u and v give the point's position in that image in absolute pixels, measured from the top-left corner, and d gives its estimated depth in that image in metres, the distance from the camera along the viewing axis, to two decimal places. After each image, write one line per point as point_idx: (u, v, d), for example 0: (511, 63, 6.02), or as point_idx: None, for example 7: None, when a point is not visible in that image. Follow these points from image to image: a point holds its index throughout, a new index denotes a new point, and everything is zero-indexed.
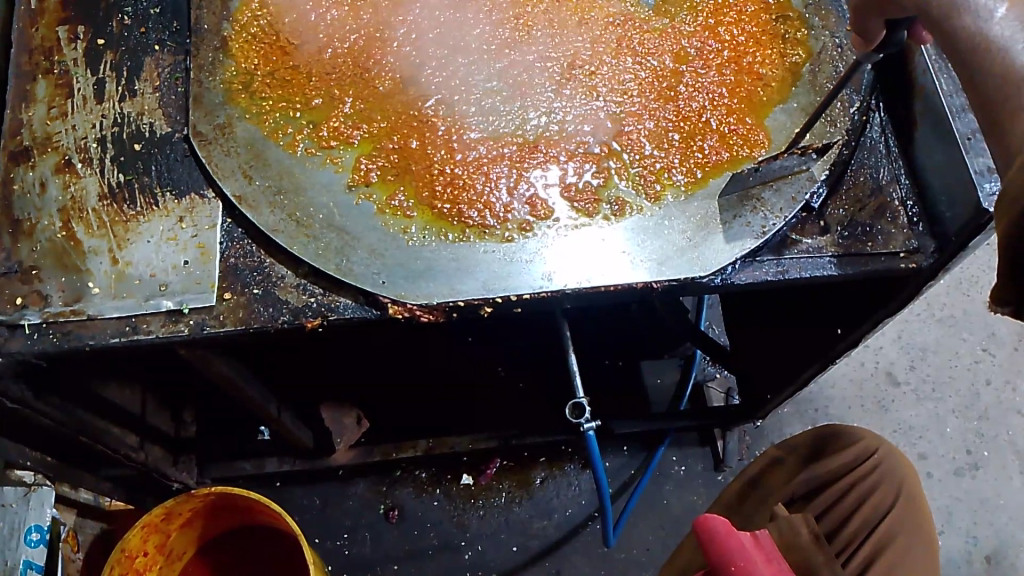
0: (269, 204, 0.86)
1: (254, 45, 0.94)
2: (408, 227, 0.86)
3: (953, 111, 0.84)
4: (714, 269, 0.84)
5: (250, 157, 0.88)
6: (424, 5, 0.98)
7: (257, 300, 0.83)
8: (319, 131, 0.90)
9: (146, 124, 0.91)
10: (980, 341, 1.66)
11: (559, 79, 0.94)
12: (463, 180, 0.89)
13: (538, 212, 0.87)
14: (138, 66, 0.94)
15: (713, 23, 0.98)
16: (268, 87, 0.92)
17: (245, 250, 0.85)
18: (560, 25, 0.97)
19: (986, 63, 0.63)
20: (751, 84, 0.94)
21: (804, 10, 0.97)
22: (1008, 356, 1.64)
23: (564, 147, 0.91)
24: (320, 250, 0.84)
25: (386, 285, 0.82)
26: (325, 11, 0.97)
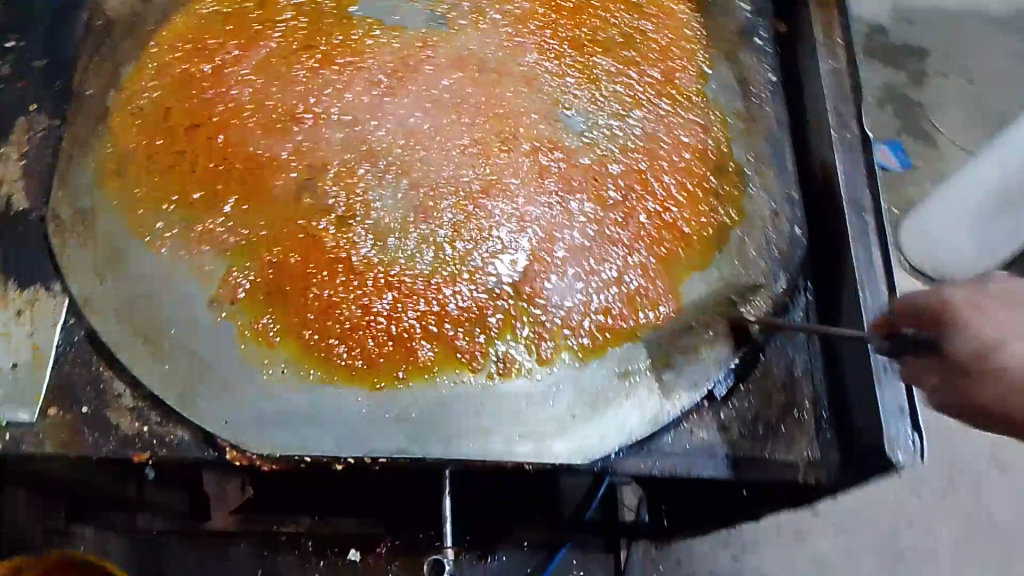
0: (118, 313, 0.77)
1: (138, 119, 0.85)
2: (268, 357, 0.78)
3: (870, 332, 0.78)
4: (594, 456, 0.76)
5: (108, 255, 0.80)
6: (335, 97, 0.89)
7: (84, 421, 0.75)
8: (191, 231, 0.82)
9: (4, 196, 0.82)
10: (908, 481, 1.58)
11: (467, 207, 0.86)
12: (341, 309, 0.81)
13: (415, 358, 0.80)
14: (8, 128, 0.85)
15: (647, 165, 0.89)
16: (144, 172, 0.83)
17: (83, 359, 0.77)
18: (480, 140, 0.89)
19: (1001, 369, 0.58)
20: (671, 243, 0.86)
21: (744, 164, 0.89)
22: (933, 499, 1.58)
23: (463, 286, 0.83)
24: (166, 373, 0.76)
25: (226, 425, 0.74)
26: (225, 89, 0.88)
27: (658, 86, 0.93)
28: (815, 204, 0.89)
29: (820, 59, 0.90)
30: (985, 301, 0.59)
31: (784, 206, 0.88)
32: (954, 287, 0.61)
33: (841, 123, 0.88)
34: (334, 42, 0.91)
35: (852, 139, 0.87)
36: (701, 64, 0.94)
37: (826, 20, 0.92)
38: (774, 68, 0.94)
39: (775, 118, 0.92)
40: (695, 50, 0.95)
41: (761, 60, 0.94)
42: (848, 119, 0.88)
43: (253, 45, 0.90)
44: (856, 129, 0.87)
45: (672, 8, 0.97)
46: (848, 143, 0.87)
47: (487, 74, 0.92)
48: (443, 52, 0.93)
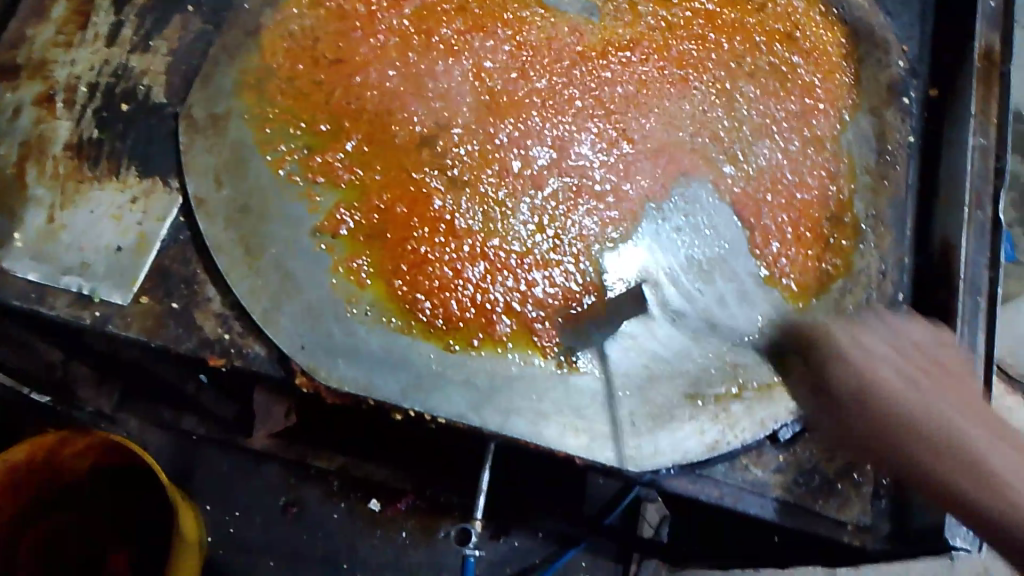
0: (226, 219, 0.80)
1: (286, 41, 0.88)
2: (355, 295, 0.79)
3: None
4: (647, 467, 0.76)
5: (228, 162, 0.82)
6: (475, 64, 0.90)
7: (171, 315, 0.77)
8: (311, 159, 0.84)
9: (145, 86, 0.85)
10: None
11: (579, 196, 0.86)
12: (431, 266, 0.82)
13: (492, 329, 0.80)
14: (163, 21, 0.88)
15: (763, 198, 0.88)
16: (281, 93, 0.86)
17: (182, 256, 0.79)
18: (603, 135, 0.89)
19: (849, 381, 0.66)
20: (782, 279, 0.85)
21: (862, 220, 0.88)
22: None
23: (560, 269, 0.83)
24: (256, 287, 0.78)
25: (302, 350, 0.76)
26: (373, 33, 0.90)
27: (795, 122, 0.91)
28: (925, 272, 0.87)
29: (968, 135, 0.87)
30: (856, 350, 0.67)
31: (893, 271, 0.86)
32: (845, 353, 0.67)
33: (976, 204, 0.86)
34: (488, 11, 0.92)
35: (983, 221, 0.85)
36: (843, 110, 0.92)
37: (986, 96, 0.89)
38: (915, 130, 0.92)
39: (904, 182, 0.89)
40: (840, 95, 0.93)
41: (904, 120, 0.92)
42: (985, 201, 0.85)
43: None
44: (990, 211, 0.85)
45: (830, 48, 0.95)
46: (977, 222, 0.85)
47: (628, 74, 0.92)
48: (591, 42, 0.92)
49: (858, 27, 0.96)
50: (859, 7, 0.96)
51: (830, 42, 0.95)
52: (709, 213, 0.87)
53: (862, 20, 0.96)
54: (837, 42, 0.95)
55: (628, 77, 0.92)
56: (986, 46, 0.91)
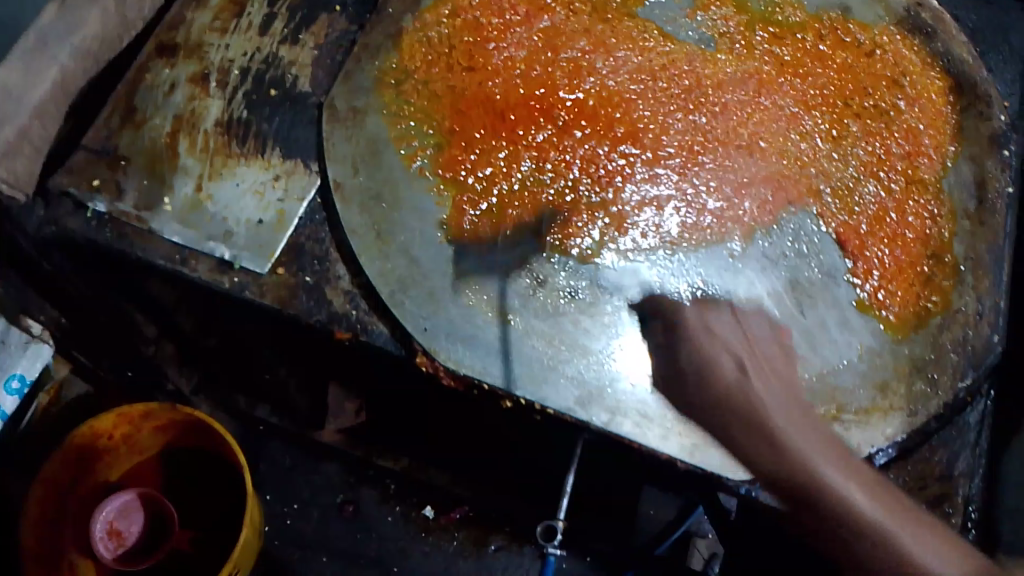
0: (360, 205, 0.84)
1: (424, 47, 0.93)
2: (475, 285, 0.83)
3: None
4: (744, 477, 0.78)
5: (366, 152, 0.87)
6: (597, 80, 0.96)
7: (303, 289, 0.82)
8: (441, 156, 0.88)
9: (291, 75, 0.91)
10: None
11: (691, 214, 0.91)
12: (545, 266, 0.86)
13: (604, 331, 0.84)
14: (311, 19, 0.94)
15: (865, 230, 0.91)
16: (416, 93, 0.91)
17: (317, 235, 0.84)
18: (713, 161, 0.94)
19: (725, 393, 0.77)
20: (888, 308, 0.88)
21: (962, 262, 0.91)
22: None
23: (671, 281, 0.87)
24: (386, 270, 0.82)
25: (425, 332, 0.80)
26: (505, 45, 0.95)
27: (899, 163, 0.95)
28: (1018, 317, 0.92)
29: None
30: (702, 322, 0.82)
31: (990, 313, 0.88)
32: (767, 388, 0.77)
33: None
34: (614, 34, 0.99)
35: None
36: (946, 156, 0.96)
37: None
38: (1013, 181, 0.95)
39: (1004, 231, 0.92)
40: (944, 141, 0.97)
41: (1004, 171, 0.95)
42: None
43: (540, 14, 0.98)
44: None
45: (936, 95, 0.99)
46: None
47: (741, 103, 0.97)
48: (707, 73, 0.98)
49: (962, 80, 1.00)
50: (963, 62, 1.01)
51: (935, 91, 0.99)
52: (812, 237, 0.91)
53: (966, 74, 1.00)
54: (942, 91, 0.99)
55: (740, 106, 0.97)
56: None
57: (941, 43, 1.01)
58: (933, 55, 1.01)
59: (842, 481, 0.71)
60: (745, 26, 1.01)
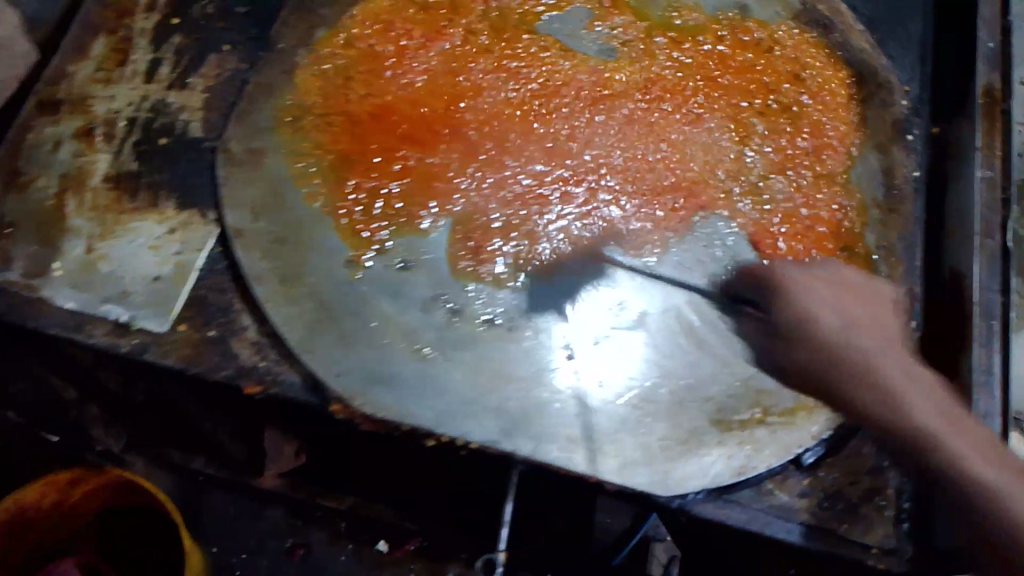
0: (263, 249, 0.82)
1: (320, 80, 0.91)
2: (390, 323, 0.81)
3: None
4: (675, 492, 0.78)
5: (266, 194, 0.84)
6: (500, 99, 0.95)
7: (209, 343, 0.79)
8: (343, 191, 0.86)
9: (182, 121, 0.88)
10: None
11: (604, 226, 0.90)
12: (460, 296, 0.84)
13: (524, 357, 0.82)
14: (200, 60, 0.91)
15: (779, 229, 0.91)
16: (314, 128, 0.88)
17: (220, 285, 0.81)
18: (621, 171, 0.93)
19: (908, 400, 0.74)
20: None
21: (875, 252, 0.91)
22: None
23: (588, 297, 0.86)
24: (293, 316, 0.80)
25: (338, 378, 0.78)
26: (403, 73, 0.93)
27: (807, 157, 0.95)
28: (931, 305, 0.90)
29: (976, 168, 0.91)
30: (809, 282, 0.83)
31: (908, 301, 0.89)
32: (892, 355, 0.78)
33: (985, 233, 0.89)
34: (514, 52, 0.97)
35: (994, 248, 0.88)
36: (853, 147, 0.96)
37: (990, 132, 0.94)
38: (920, 166, 0.96)
39: (913, 218, 0.93)
40: (847, 132, 0.97)
41: (910, 157, 0.96)
42: (994, 229, 0.88)
43: (437, 37, 0.96)
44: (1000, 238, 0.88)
45: (838, 86, 0.99)
46: (990, 249, 0.88)
47: (646, 112, 0.97)
48: (610, 83, 0.97)
49: (863, 70, 1.00)
50: (863, 51, 1.02)
51: (837, 82, 0.99)
52: (726, 241, 0.90)
53: (866, 63, 1.01)
54: (844, 82, 1.00)
55: (645, 115, 0.96)
56: (986, 86, 0.96)
57: (839, 34, 1.02)
58: (832, 47, 1.01)
59: (937, 428, 0.72)
60: (646, 34, 1.00)
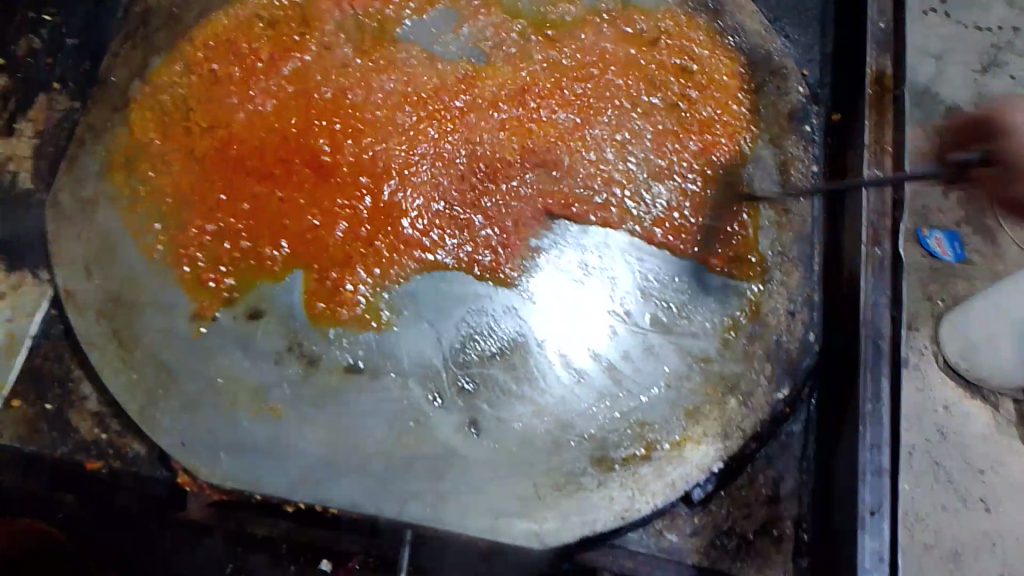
0: (98, 311, 0.76)
1: (158, 115, 0.84)
2: (238, 382, 0.75)
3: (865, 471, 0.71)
4: (551, 542, 0.72)
5: (100, 250, 0.79)
6: (357, 117, 0.86)
7: (45, 419, 0.75)
8: (185, 238, 0.80)
9: (10, 172, 0.82)
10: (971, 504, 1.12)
11: (475, 252, 0.83)
12: (317, 343, 0.77)
13: (388, 405, 0.76)
14: (29, 103, 0.85)
15: (662, 241, 0.85)
16: (153, 169, 0.82)
17: (54, 353, 0.76)
18: (495, 186, 0.86)
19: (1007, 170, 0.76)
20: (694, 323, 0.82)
21: (769, 257, 0.85)
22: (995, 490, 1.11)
23: (459, 333, 0.80)
24: (132, 382, 0.74)
25: (182, 449, 0.72)
26: (250, 98, 0.86)
27: (694, 159, 0.89)
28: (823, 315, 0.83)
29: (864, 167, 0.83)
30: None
31: (803, 309, 0.83)
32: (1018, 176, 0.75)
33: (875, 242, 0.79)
34: (373, 65, 0.89)
35: (882, 258, 0.77)
36: (743, 143, 0.90)
37: (880, 125, 0.84)
38: (819, 159, 0.89)
39: (810, 215, 0.86)
40: (740, 127, 0.90)
41: (808, 150, 0.89)
42: (888, 235, 0.78)
43: (287, 55, 0.88)
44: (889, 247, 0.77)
45: (728, 78, 0.92)
46: (875, 262, 0.77)
47: (523, 119, 0.89)
48: (480, 89, 0.89)
49: (756, 55, 0.93)
50: (756, 35, 0.93)
51: (726, 72, 0.92)
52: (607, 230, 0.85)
53: (759, 47, 0.93)
54: (734, 71, 0.92)
55: (523, 123, 0.89)
56: (877, 71, 0.85)
57: (728, 17, 0.94)
58: (720, 34, 0.93)
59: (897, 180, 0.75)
60: (519, 33, 0.92)
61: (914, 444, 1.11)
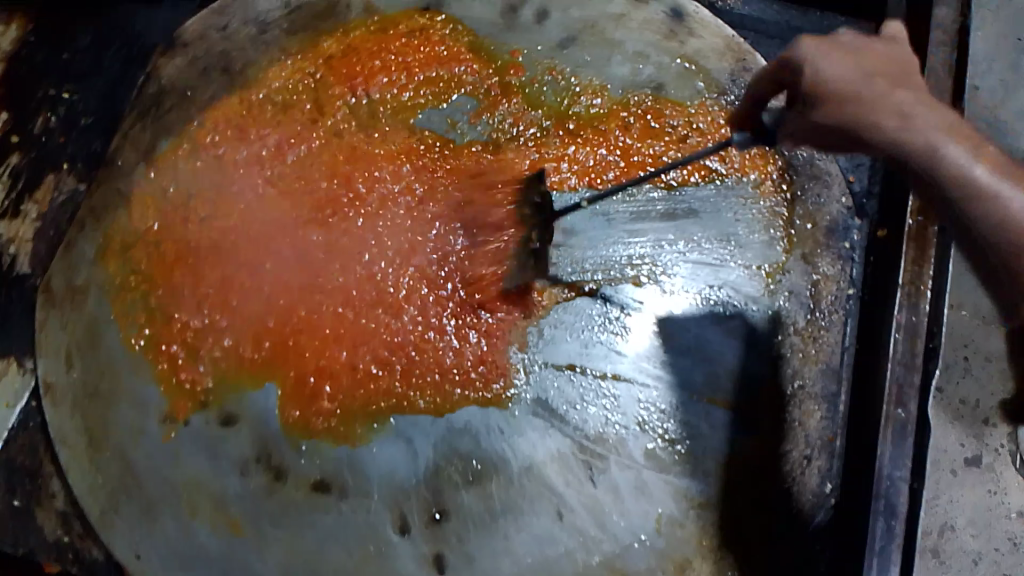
0: (72, 406, 0.76)
1: (157, 201, 0.82)
2: (199, 493, 0.73)
3: None
4: None
5: (83, 340, 0.78)
6: (359, 211, 0.83)
7: (13, 512, 0.76)
8: (166, 331, 0.78)
9: (11, 254, 0.83)
10: None
11: (463, 363, 0.78)
12: (286, 455, 0.74)
13: (352, 528, 0.73)
14: (37, 182, 0.86)
15: (667, 363, 0.78)
16: (145, 257, 0.80)
17: (30, 447, 0.77)
18: (495, 289, 0.80)
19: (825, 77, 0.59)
20: (701, 459, 0.75)
21: (789, 392, 0.77)
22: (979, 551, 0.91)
23: (437, 455, 0.75)
24: (96, 484, 0.74)
25: (138, 559, 0.73)
26: (250, 186, 0.83)
27: (712, 274, 0.81)
28: (843, 461, 0.78)
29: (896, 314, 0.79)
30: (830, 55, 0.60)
31: (821, 454, 0.77)
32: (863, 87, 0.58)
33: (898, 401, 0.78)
34: (383, 155, 0.85)
35: (904, 420, 0.77)
36: (773, 258, 0.81)
37: (917, 263, 0.80)
38: (854, 281, 0.82)
39: (840, 346, 0.80)
40: (769, 239, 0.82)
41: (844, 270, 0.82)
42: (910, 398, 0.77)
43: (293, 142, 0.85)
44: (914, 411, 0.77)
45: (761, 182, 0.84)
46: (897, 424, 0.77)
47: (521, 220, 0.81)
48: (491, 184, 0.84)
49: (797, 155, 0.85)
50: None
51: (760, 176, 0.84)
52: (607, 338, 0.79)
53: (802, 146, 0.85)
54: (770, 176, 0.84)
55: (518, 224, 0.81)
56: (922, 202, 0.82)
57: None
58: None
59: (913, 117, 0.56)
60: (539, 125, 0.87)
61: (981, 552, 0.90)
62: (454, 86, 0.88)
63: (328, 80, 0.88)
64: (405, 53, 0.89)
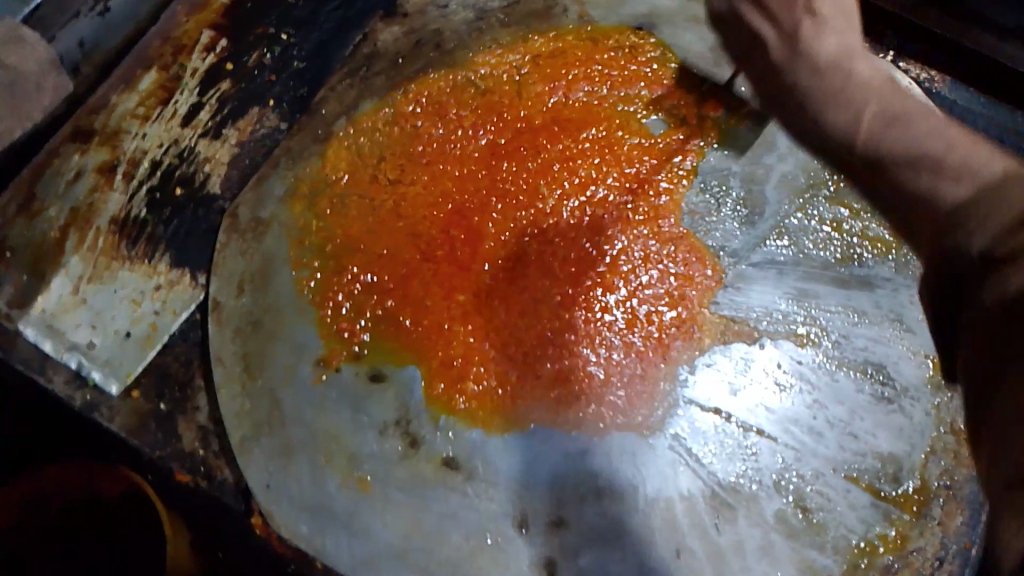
0: (235, 330, 0.78)
1: (352, 155, 0.85)
2: (336, 444, 0.75)
3: None
4: None
5: (257, 272, 0.80)
6: (540, 209, 0.84)
7: (156, 417, 0.77)
8: (336, 281, 0.80)
9: (204, 174, 0.86)
10: None
11: (616, 376, 0.78)
12: (425, 426, 0.76)
13: (473, 514, 0.73)
14: (240, 112, 0.88)
15: (817, 428, 0.77)
16: (331, 207, 0.83)
17: (185, 358, 0.80)
18: (660, 314, 0.80)
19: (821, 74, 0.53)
20: (838, 529, 0.74)
21: (935, 490, 0.76)
22: None
23: (574, 463, 0.75)
24: (242, 411, 0.76)
25: (265, 490, 0.73)
26: (441, 161, 0.85)
27: (880, 352, 0.80)
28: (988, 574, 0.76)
29: None
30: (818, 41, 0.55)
31: (954, 560, 0.75)
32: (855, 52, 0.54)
33: None
34: (572, 159, 0.86)
35: None
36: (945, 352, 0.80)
37: None
38: None
39: None
40: None
41: None
42: None
43: (488, 128, 0.87)
44: None
45: None
46: None
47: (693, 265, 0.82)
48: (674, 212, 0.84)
49: None
50: None
51: None
52: (758, 390, 0.78)
53: None
54: None
55: (690, 269, 0.82)
56: None
57: None
58: None
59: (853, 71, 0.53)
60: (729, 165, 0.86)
61: None
62: (651, 109, 0.89)
63: (532, 77, 0.89)
64: (609, 68, 0.90)
